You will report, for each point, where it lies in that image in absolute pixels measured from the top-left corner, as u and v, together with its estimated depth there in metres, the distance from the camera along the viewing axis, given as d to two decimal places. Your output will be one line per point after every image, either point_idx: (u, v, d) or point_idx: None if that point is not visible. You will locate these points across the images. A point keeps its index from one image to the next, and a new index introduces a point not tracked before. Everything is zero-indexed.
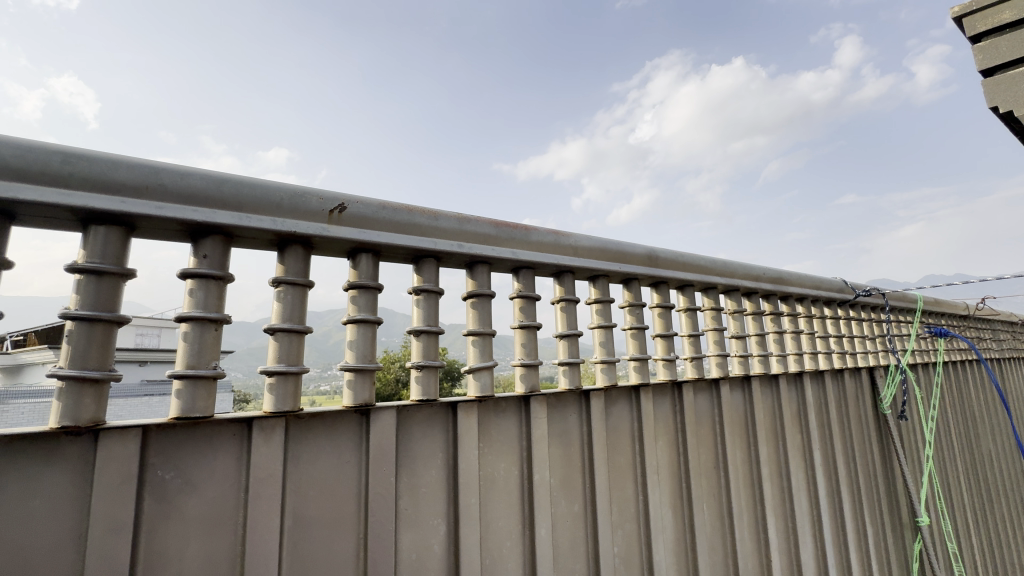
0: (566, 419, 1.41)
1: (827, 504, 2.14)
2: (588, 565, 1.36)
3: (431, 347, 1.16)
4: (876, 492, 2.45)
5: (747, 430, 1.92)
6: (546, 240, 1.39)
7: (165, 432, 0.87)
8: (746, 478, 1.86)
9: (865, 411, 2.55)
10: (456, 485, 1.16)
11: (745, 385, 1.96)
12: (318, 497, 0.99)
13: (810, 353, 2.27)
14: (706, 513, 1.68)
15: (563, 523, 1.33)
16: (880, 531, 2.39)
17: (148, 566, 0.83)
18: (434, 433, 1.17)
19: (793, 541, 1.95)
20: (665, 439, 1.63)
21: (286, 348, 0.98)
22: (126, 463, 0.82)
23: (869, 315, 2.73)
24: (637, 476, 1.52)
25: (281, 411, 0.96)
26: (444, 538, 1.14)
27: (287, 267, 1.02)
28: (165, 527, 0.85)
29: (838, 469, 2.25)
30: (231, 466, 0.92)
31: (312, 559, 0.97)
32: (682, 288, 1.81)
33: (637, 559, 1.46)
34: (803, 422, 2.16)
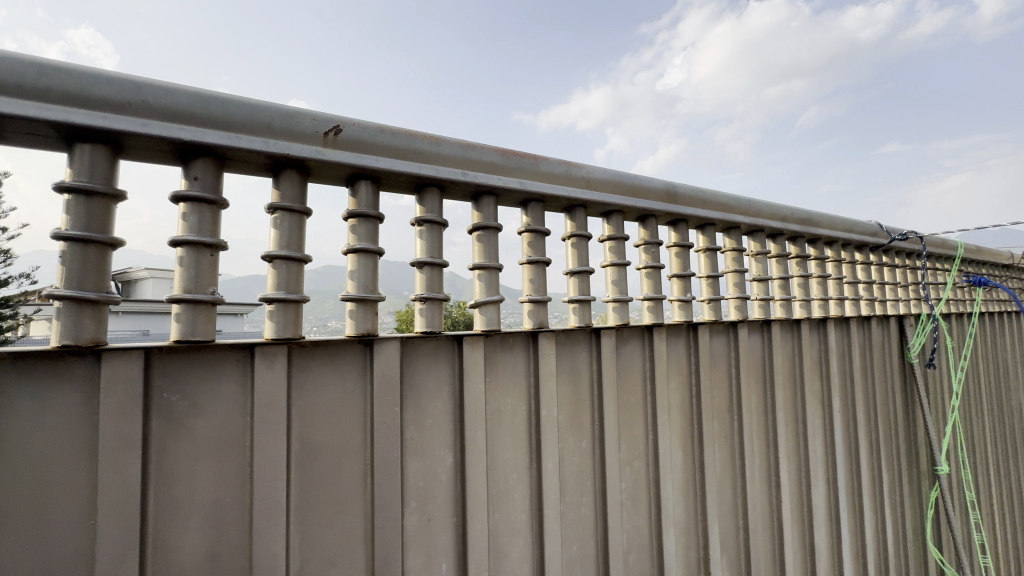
0: (575, 357, 1.38)
1: (843, 448, 2.12)
2: (595, 499, 1.37)
3: (435, 280, 1.13)
4: (895, 439, 2.40)
5: (765, 373, 1.87)
6: (557, 170, 1.32)
7: (169, 356, 0.87)
8: (760, 422, 1.83)
9: (890, 360, 2.47)
10: (462, 417, 1.16)
11: (765, 329, 1.89)
12: (323, 423, 1.00)
13: (837, 299, 2.17)
14: (717, 453, 1.67)
15: (571, 457, 1.34)
16: (895, 478, 2.37)
17: (162, 482, 0.86)
18: (440, 366, 1.16)
19: (805, 484, 1.95)
20: (677, 380, 1.60)
21: (285, 276, 0.96)
22: (132, 383, 0.83)
23: (903, 261, 2.59)
24: (647, 416, 1.51)
25: (283, 339, 0.95)
26: (450, 468, 1.15)
27: (283, 192, 0.99)
28: (174, 447, 0.87)
29: (856, 417, 2.20)
30: (236, 391, 0.93)
31: (320, 484, 0.99)
32: (702, 227, 1.73)
33: (644, 495, 1.47)
34: (824, 368, 2.10)
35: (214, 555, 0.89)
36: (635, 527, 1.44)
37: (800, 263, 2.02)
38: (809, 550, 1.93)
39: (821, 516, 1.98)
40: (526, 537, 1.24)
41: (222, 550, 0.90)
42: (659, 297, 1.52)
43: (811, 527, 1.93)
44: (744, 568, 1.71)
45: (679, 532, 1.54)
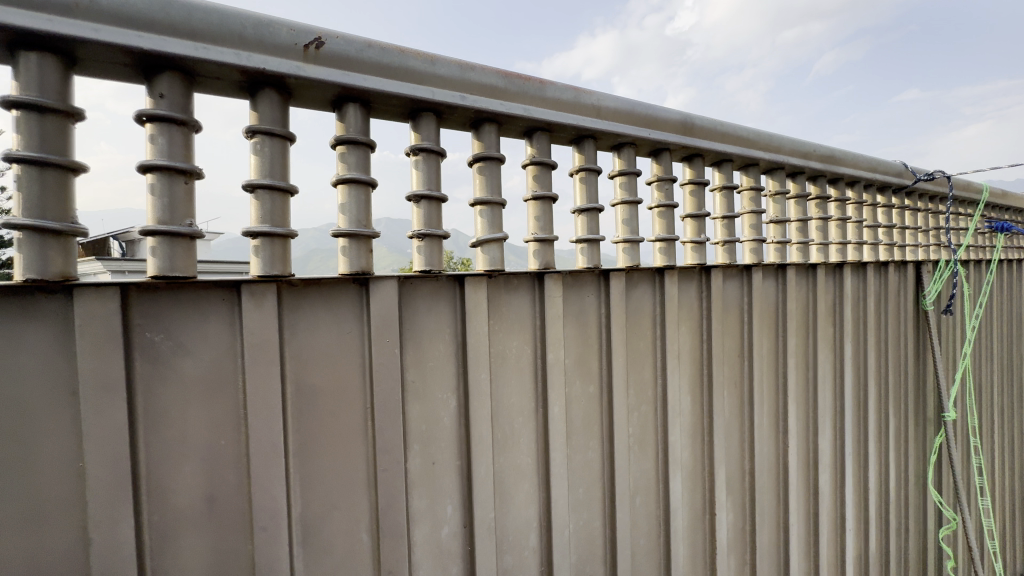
0: (583, 300, 1.32)
1: (852, 395, 2.09)
2: (602, 443, 1.35)
3: (433, 215, 1.05)
4: (904, 386, 2.38)
5: (778, 319, 1.81)
6: (564, 96, 1.20)
7: (149, 294, 0.82)
8: (771, 368, 1.79)
9: (905, 306, 2.40)
10: (465, 360, 1.11)
11: (781, 274, 1.81)
12: (318, 365, 0.96)
13: (855, 243, 2.08)
14: (726, 398, 1.64)
15: (578, 402, 1.30)
16: (902, 424, 2.36)
17: (152, 425, 0.82)
18: (441, 308, 1.10)
19: (812, 430, 1.93)
20: (688, 324, 1.55)
21: (269, 208, 0.89)
22: (109, 321, 0.77)
23: (927, 205, 2.46)
24: (657, 360, 1.46)
25: (271, 276, 0.89)
26: (454, 411, 1.11)
27: (261, 115, 0.89)
28: (161, 388, 0.83)
29: (867, 364, 2.16)
30: (224, 332, 0.87)
31: (319, 427, 0.95)
32: (718, 164, 1.62)
33: (651, 440, 1.45)
34: (838, 314, 2.04)
35: (211, 497, 0.86)
36: (642, 471, 1.43)
37: (820, 204, 1.91)
38: (813, 493, 1.94)
39: (826, 460, 1.98)
40: (532, 480, 1.22)
41: (219, 492, 0.87)
42: (672, 237, 1.44)
43: (816, 472, 1.93)
44: (749, 510, 1.72)
45: (685, 476, 1.53)
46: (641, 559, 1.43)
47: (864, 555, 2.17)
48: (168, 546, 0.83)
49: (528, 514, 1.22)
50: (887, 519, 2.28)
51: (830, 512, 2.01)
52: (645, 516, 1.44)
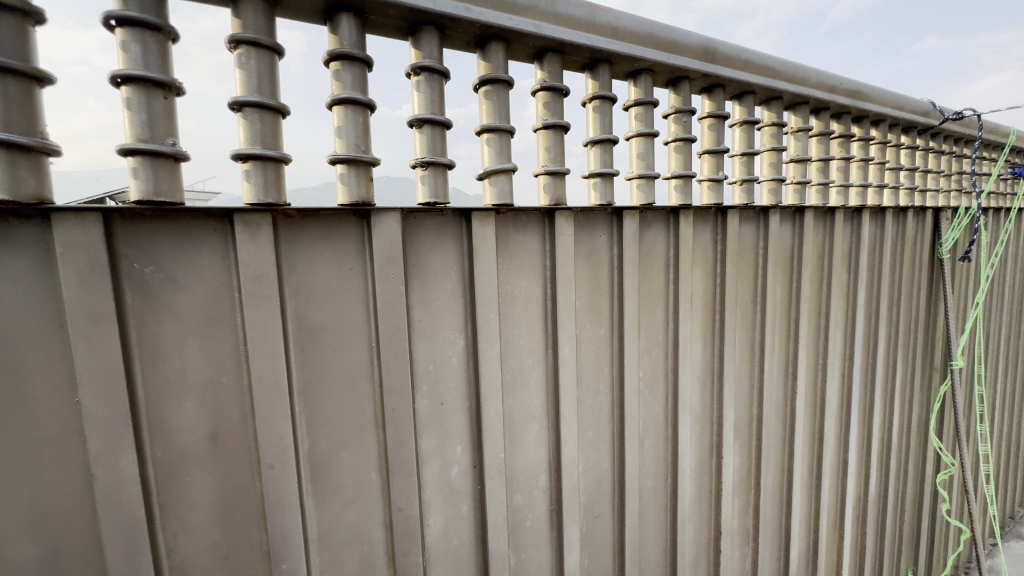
0: (594, 239, 1.26)
1: (862, 343, 2.06)
2: (612, 386, 1.33)
3: (437, 141, 0.97)
4: (914, 335, 2.35)
5: (792, 264, 1.75)
6: (578, 12, 1.10)
7: (135, 222, 0.76)
8: (783, 314, 1.75)
9: (921, 254, 2.34)
10: (473, 299, 1.07)
11: (798, 217, 1.74)
12: (320, 302, 0.91)
13: (876, 186, 1.99)
14: (737, 344, 1.61)
15: (588, 344, 1.27)
16: (909, 372, 2.35)
17: (150, 360, 0.79)
18: (446, 244, 1.04)
19: (821, 377, 1.91)
20: (702, 268, 1.49)
21: (259, 128, 0.81)
22: (93, 250, 0.72)
23: (952, 148, 2.35)
24: (669, 304, 1.42)
25: (264, 204, 0.82)
26: (462, 352, 1.08)
27: (245, 23, 0.80)
28: (155, 323, 0.79)
29: (879, 311, 2.12)
30: (218, 265, 0.82)
31: (323, 366, 0.92)
32: (739, 97, 1.51)
33: (661, 384, 1.43)
34: (853, 260, 1.98)
35: (216, 435, 0.84)
36: (652, 414, 1.42)
37: (843, 143, 1.82)
38: (818, 438, 1.94)
39: (833, 406, 1.97)
40: (541, 422, 1.21)
41: (223, 430, 0.84)
42: (689, 174, 1.36)
43: (823, 417, 1.93)
44: (755, 453, 1.72)
45: (694, 420, 1.52)
46: (648, 500, 1.44)
47: (864, 497, 2.21)
48: (174, 483, 0.81)
49: (537, 456, 1.21)
50: (888, 463, 2.31)
51: (834, 457, 2.02)
52: (654, 458, 1.44)
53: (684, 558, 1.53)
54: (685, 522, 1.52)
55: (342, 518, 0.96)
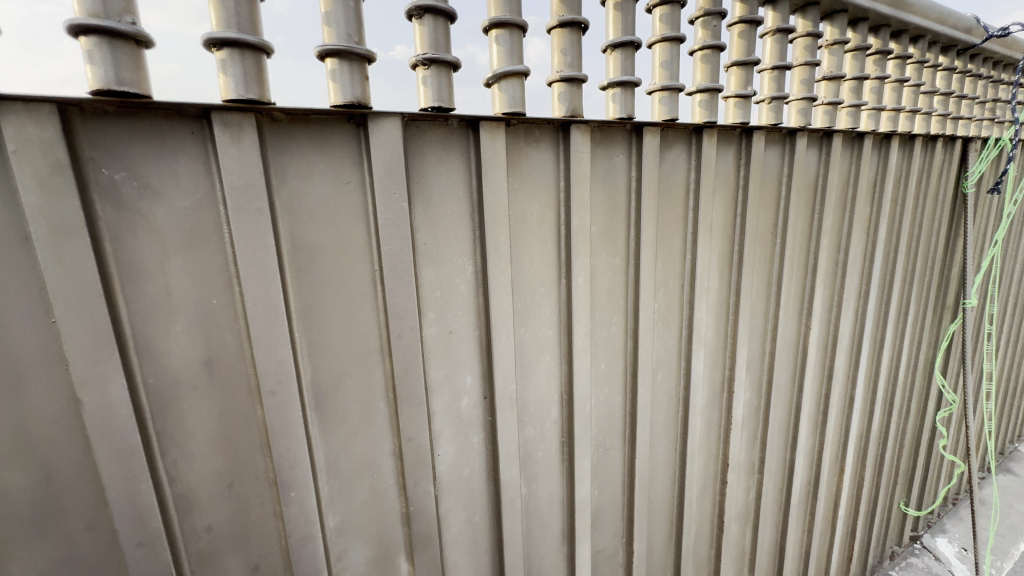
0: (612, 160, 1.16)
1: (879, 279, 2.00)
2: (626, 318, 1.27)
3: (440, 35, 0.85)
4: (930, 273, 2.28)
5: (816, 194, 1.65)
6: None
7: (98, 120, 0.66)
8: (803, 248, 1.67)
9: (945, 188, 2.22)
10: (481, 221, 0.99)
11: (825, 143, 1.62)
12: (316, 220, 0.83)
13: (908, 111, 1.85)
14: (755, 277, 1.54)
15: (603, 274, 1.20)
16: (921, 311, 2.31)
17: (131, 280, 0.71)
18: (451, 160, 0.95)
19: (835, 313, 1.86)
20: (722, 195, 1.40)
21: (234, 9, 0.69)
22: (52, 149, 0.62)
23: (990, 72, 2.18)
24: (687, 233, 1.34)
25: (246, 101, 0.71)
26: (471, 278, 1.01)
27: None
28: (133, 239, 0.71)
29: (898, 247, 2.05)
30: (199, 174, 0.73)
31: (322, 290, 0.85)
32: (773, 1, 1.36)
33: (676, 316, 1.37)
34: (877, 193, 1.88)
35: (211, 360, 0.78)
36: (665, 348, 1.37)
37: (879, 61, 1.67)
38: (828, 375, 1.92)
39: (844, 342, 1.93)
40: (553, 353, 1.16)
41: (219, 356, 0.79)
42: (716, 87, 1.24)
43: (833, 354, 1.90)
44: (765, 389, 1.70)
45: (707, 354, 1.47)
46: (659, 434, 1.42)
47: (867, 433, 2.23)
48: (170, 410, 0.76)
49: (548, 387, 1.17)
50: (892, 400, 2.31)
51: (841, 394, 2.01)
52: (665, 392, 1.40)
53: (691, 489, 1.54)
54: (694, 455, 1.51)
55: (350, 448, 0.93)
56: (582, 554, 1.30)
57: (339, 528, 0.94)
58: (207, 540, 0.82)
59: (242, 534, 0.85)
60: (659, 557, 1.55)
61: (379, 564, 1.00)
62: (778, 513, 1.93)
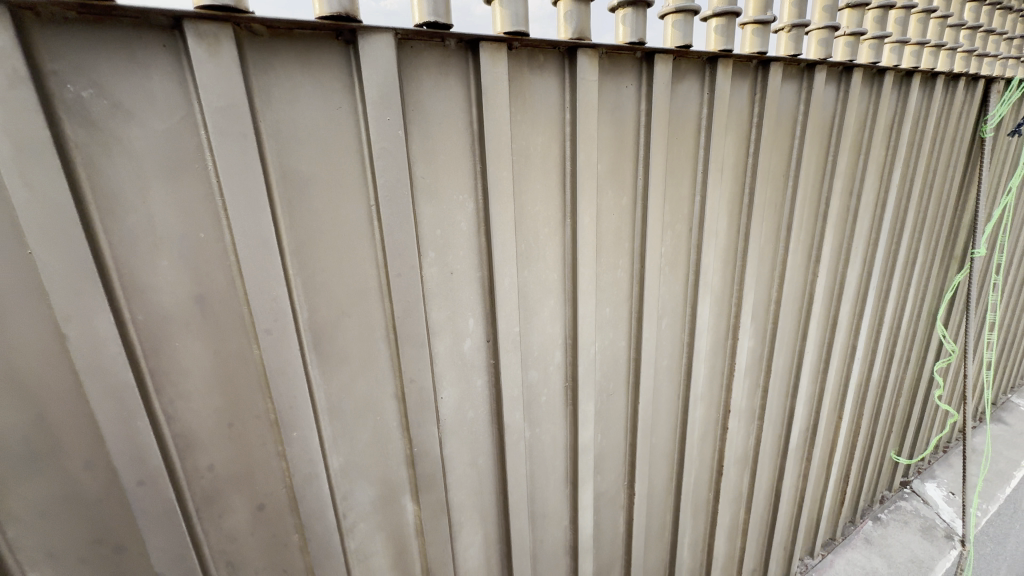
0: (621, 91, 1.08)
1: (889, 227, 1.95)
2: (632, 261, 1.23)
3: None
4: (940, 221, 2.23)
5: (831, 135, 1.58)
6: None
7: (57, 28, 0.60)
8: (814, 191, 1.61)
9: (963, 131, 2.14)
10: (482, 153, 0.93)
11: (844, 79, 1.53)
12: (306, 149, 0.78)
13: (932, 46, 1.75)
14: (764, 222, 1.49)
15: (609, 214, 1.15)
16: (928, 261, 2.27)
17: (110, 209, 0.67)
18: (450, 86, 0.88)
19: (843, 261, 1.83)
20: (735, 133, 1.33)
21: None
22: (8, 60, 0.56)
23: (1023, 5, 2.04)
24: (696, 173, 1.28)
25: (221, 10, 0.64)
26: (472, 216, 0.96)
27: None
28: (109, 165, 0.66)
29: (911, 193, 1.98)
30: (176, 93, 0.67)
31: (315, 224, 0.81)
32: None
33: (682, 261, 1.33)
34: (893, 135, 1.80)
35: (201, 297, 0.75)
36: (671, 293, 1.34)
37: None
38: (831, 324, 1.91)
39: (850, 291, 1.91)
40: (557, 296, 1.13)
41: (210, 293, 0.75)
42: (734, 11, 1.14)
43: (839, 302, 1.88)
44: (769, 337, 1.69)
45: (713, 299, 1.45)
46: (663, 380, 1.41)
47: (867, 382, 2.24)
48: (162, 349, 0.74)
49: (552, 331, 1.15)
50: (893, 351, 2.31)
51: (843, 343, 2.00)
52: (670, 338, 1.39)
53: (693, 435, 1.55)
54: (697, 401, 1.51)
55: (351, 389, 0.91)
56: (584, 496, 1.32)
57: (343, 468, 0.94)
58: (210, 479, 0.81)
59: (244, 474, 0.84)
60: (660, 500, 1.57)
61: (385, 504, 1.01)
62: (776, 459, 1.96)
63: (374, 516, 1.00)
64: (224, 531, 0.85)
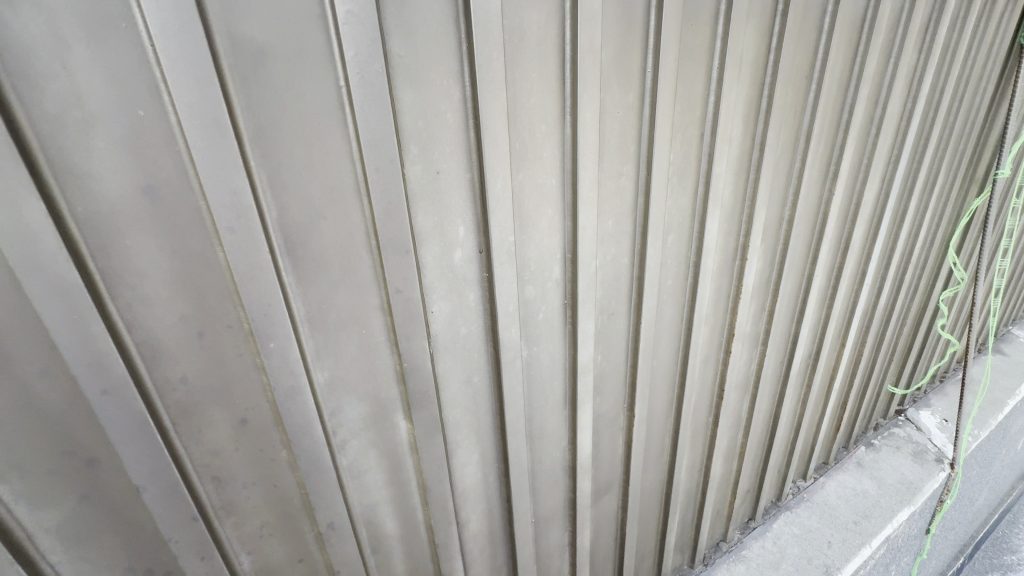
0: None
1: (912, 142, 1.82)
2: (637, 169, 1.13)
3: None
4: (965, 139, 2.09)
5: (861, 32, 1.42)
6: None
7: None
8: (838, 98, 1.47)
9: (1002, 37, 1.95)
10: (468, 29, 0.80)
11: None
12: (258, 13, 0.66)
13: None
14: (782, 131, 1.37)
15: (613, 113, 1.04)
16: (948, 182, 2.15)
17: (23, 75, 0.56)
18: None
19: (860, 179, 1.71)
20: (756, 24, 1.18)
21: None
22: None
23: None
24: (711, 69, 1.15)
25: None
26: (458, 107, 0.85)
27: None
28: (15, 19, 0.54)
29: (939, 106, 1.84)
30: None
31: (276, 109, 0.70)
32: None
33: (692, 171, 1.23)
34: (928, 36, 1.63)
35: (150, 189, 0.66)
36: (678, 207, 1.25)
37: None
38: (843, 247, 1.82)
39: (866, 211, 1.81)
40: (555, 205, 1.04)
41: (160, 184, 0.66)
42: None
43: (852, 224, 1.78)
44: (778, 259, 1.61)
45: (722, 216, 1.35)
46: (666, 301, 1.35)
47: (873, 310, 2.19)
48: (112, 248, 0.66)
49: (550, 243, 1.06)
50: (903, 278, 2.25)
51: (854, 268, 1.93)
52: (675, 256, 1.31)
53: (695, 358, 1.51)
54: (700, 323, 1.46)
55: (333, 300, 0.84)
56: (583, 417, 1.30)
57: (330, 384, 0.89)
58: (185, 392, 0.76)
59: (222, 388, 0.79)
60: (659, 424, 1.56)
61: (376, 422, 0.97)
62: (776, 384, 1.95)
63: (366, 433, 0.97)
64: (206, 447, 0.80)
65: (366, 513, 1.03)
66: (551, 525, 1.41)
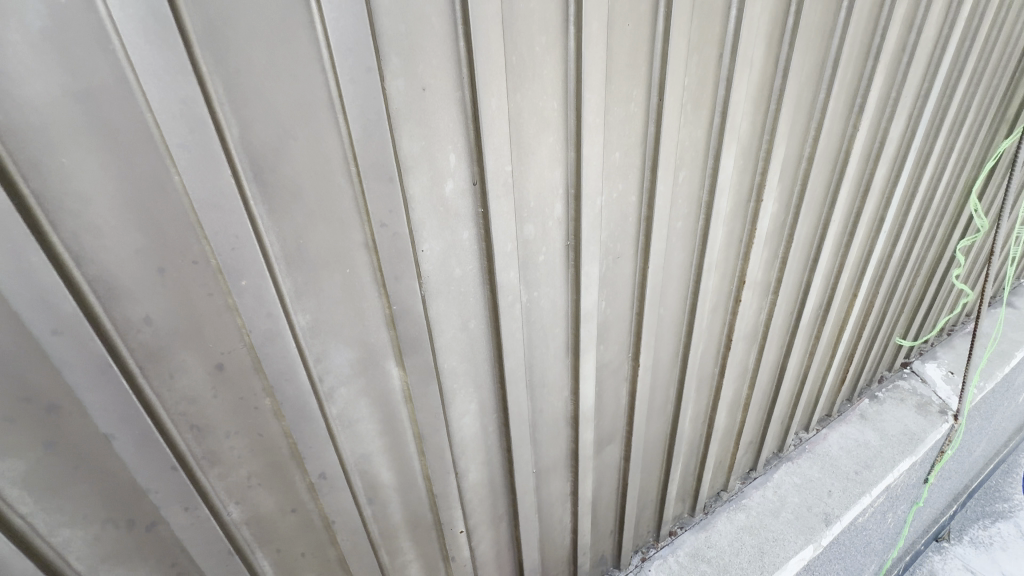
0: None
1: (945, 73, 1.67)
2: (649, 94, 1.01)
3: None
4: (1000, 73, 1.94)
5: None
6: None
7: None
8: (871, 18, 1.33)
9: None
10: None
11: None
12: None
13: None
14: (808, 53, 1.24)
15: (623, 26, 0.92)
16: (978, 121, 2.01)
17: None
18: None
19: (887, 114, 1.58)
20: None
21: None
22: None
23: None
24: None
25: None
26: (446, 9, 0.74)
27: None
28: None
29: (977, 33, 1.68)
30: None
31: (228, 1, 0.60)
32: None
33: (708, 99, 1.11)
34: None
35: (85, 95, 0.56)
36: (691, 140, 1.14)
37: None
38: (863, 190, 1.72)
39: (890, 151, 1.69)
40: (557, 133, 0.93)
41: (96, 91, 0.57)
42: None
43: (875, 164, 1.67)
44: (795, 201, 1.51)
45: (738, 150, 1.24)
46: (675, 244, 1.26)
47: (888, 258, 2.10)
48: (46, 166, 0.57)
49: (552, 177, 0.97)
50: (921, 225, 2.14)
51: (872, 213, 1.83)
52: (687, 194, 1.21)
53: (703, 306, 1.44)
54: (710, 269, 1.38)
55: (310, 234, 0.76)
56: (586, 365, 1.24)
57: (312, 327, 0.82)
58: (150, 334, 0.69)
59: (192, 330, 0.72)
60: (664, 374, 1.51)
61: (366, 368, 0.91)
62: (784, 335, 1.89)
63: (356, 381, 0.91)
64: (180, 393, 0.74)
65: (359, 462, 0.99)
66: (552, 475, 1.38)
